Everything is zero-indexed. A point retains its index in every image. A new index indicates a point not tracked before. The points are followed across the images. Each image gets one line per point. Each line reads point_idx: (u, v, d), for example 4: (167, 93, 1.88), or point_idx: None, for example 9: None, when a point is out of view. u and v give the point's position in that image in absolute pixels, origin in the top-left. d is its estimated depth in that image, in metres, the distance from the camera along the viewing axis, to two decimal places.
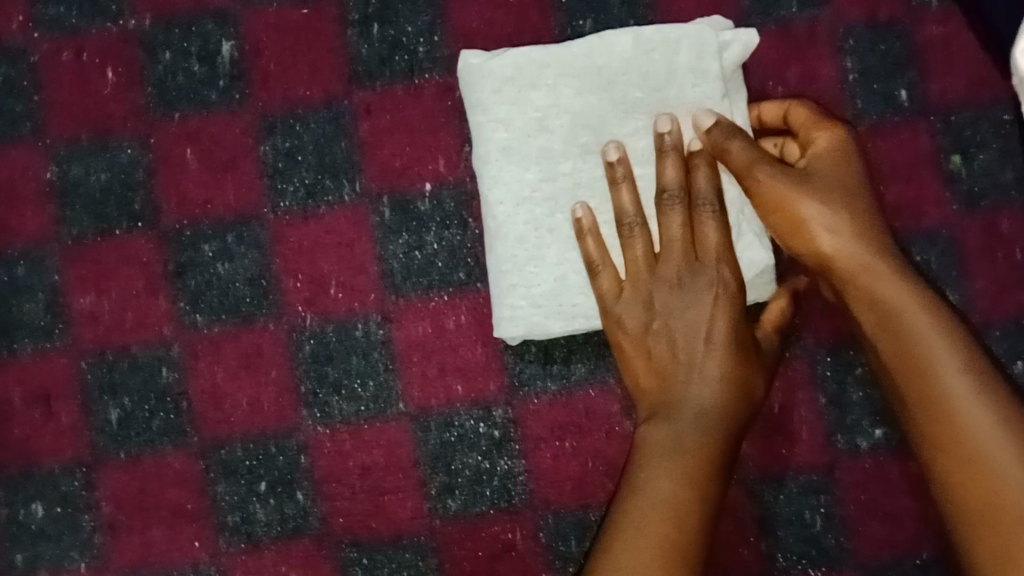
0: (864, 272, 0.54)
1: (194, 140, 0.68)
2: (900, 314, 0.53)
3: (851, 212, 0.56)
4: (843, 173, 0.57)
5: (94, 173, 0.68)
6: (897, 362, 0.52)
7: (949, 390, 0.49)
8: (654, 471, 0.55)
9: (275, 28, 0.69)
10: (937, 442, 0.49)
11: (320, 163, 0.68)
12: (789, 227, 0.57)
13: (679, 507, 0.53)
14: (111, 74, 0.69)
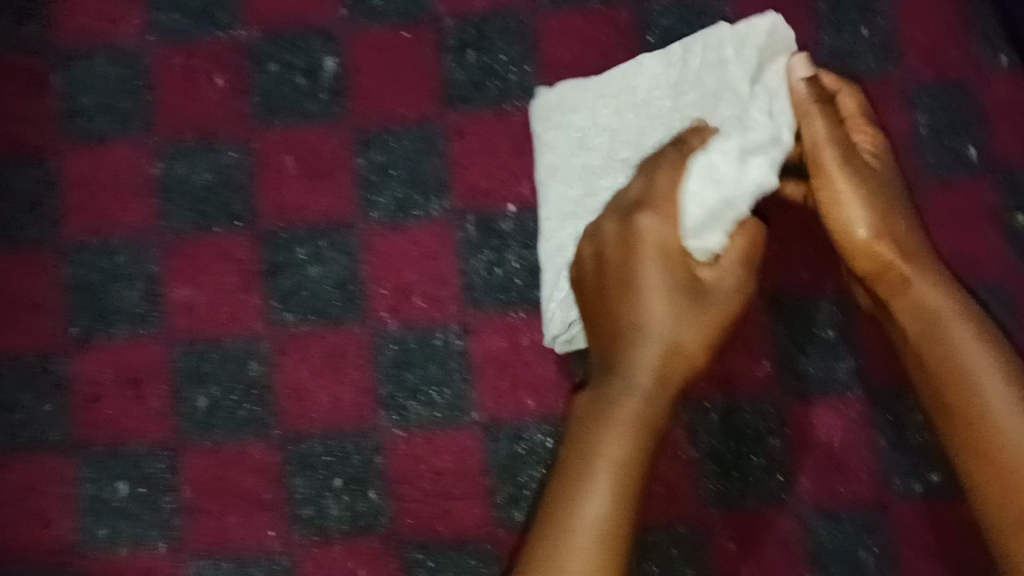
0: (905, 278, 0.58)
1: (293, 148, 0.72)
2: (943, 324, 0.56)
3: (897, 218, 0.59)
4: (891, 180, 0.60)
5: (197, 171, 0.71)
6: (937, 367, 0.56)
7: (991, 401, 0.53)
8: (595, 434, 0.53)
9: (376, 49, 0.73)
10: (980, 451, 0.53)
11: (409, 179, 0.71)
12: (836, 223, 0.60)
13: (617, 464, 0.52)
14: (220, 80, 0.73)
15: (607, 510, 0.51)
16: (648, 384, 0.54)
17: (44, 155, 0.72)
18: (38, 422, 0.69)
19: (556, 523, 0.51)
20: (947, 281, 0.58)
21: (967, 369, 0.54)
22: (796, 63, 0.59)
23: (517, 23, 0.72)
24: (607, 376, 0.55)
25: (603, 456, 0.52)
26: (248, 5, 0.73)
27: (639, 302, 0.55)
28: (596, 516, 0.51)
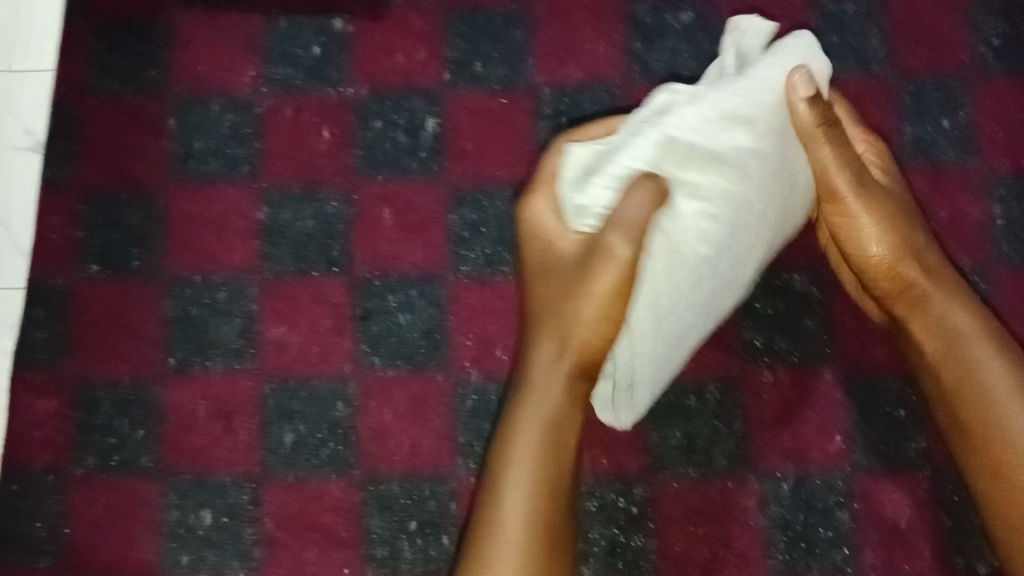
0: (921, 295, 0.63)
1: (392, 202, 0.75)
2: (965, 342, 0.62)
3: (909, 234, 0.63)
4: (901, 197, 0.65)
5: (300, 218, 0.75)
6: (954, 383, 0.62)
7: (1003, 418, 0.59)
8: (510, 459, 0.57)
9: (475, 112, 0.77)
10: (991, 465, 0.60)
11: (498, 237, 0.75)
12: (850, 240, 0.64)
13: (531, 457, 0.57)
14: (327, 134, 0.77)
15: (523, 512, 0.56)
16: (560, 386, 0.58)
17: (154, 194, 0.76)
18: (129, 447, 0.72)
19: (484, 544, 0.56)
20: (964, 298, 0.63)
21: (987, 386, 0.60)
22: (799, 80, 0.56)
23: (610, 96, 0.77)
24: (531, 351, 0.59)
25: (519, 449, 0.57)
26: (357, 65, 0.78)
27: (546, 274, 0.59)
28: (513, 519, 0.56)
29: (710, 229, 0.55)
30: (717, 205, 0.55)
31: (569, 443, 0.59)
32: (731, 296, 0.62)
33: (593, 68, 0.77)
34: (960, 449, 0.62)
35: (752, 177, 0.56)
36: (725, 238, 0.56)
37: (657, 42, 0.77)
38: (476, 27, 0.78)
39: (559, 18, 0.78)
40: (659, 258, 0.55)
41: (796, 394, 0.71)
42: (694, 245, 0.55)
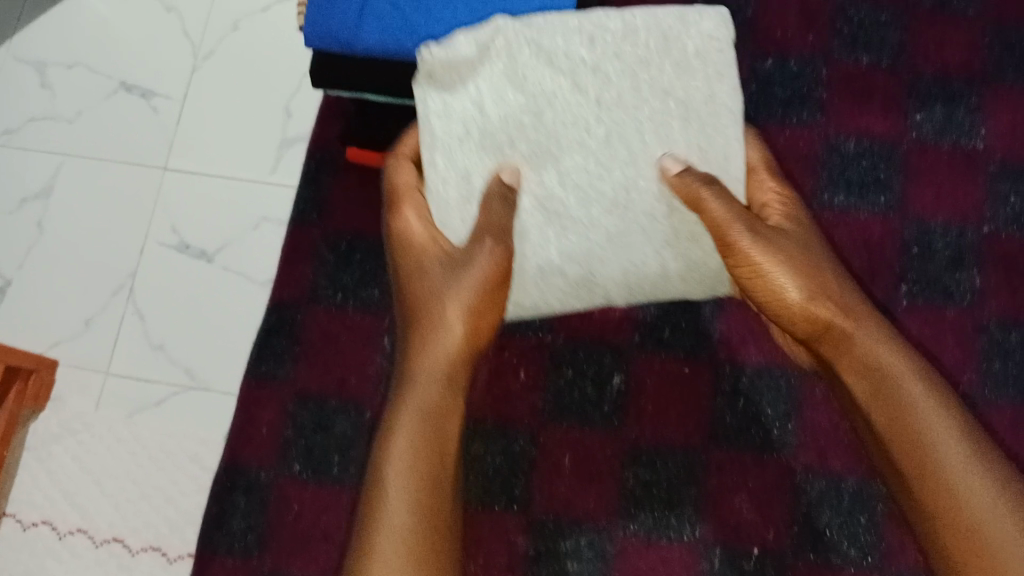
0: (846, 338, 0.62)
1: (574, 449, 0.82)
2: (893, 380, 0.59)
3: (819, 272, 0.64)
4: (804, 233, 0.67)
5: (490, 453, 0.83)
6: (889, 433, 0.58)
7: (953, 475, 0.55)
8: (393, 455, 0.59)
9: (661, 377, 0.84)
10: (950, 533, 0.54)
11: (668, 502, 0.81)
12: (766, 291, 0.64)
13: (411, 445, 0.59)
14: (523, 374, 0.84)
15: (405, 529, 0.56)
16: (437, 388, 0.62)
17: (361, 406, 0.84)
18: None
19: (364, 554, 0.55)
20: (886, 334, 0.61)
21: (925, 429, 0.56)
22: (669, 162, 0.63)
23: (788, 384, 0.83)
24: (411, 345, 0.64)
25: (400, 439, 0.59)
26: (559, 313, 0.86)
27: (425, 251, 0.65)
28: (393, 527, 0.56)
29: (528, 127, 0.63)
30: (539, 110, 0.63)
31: (447, 446, 0.61)
32: (580, 240, 0.64)
33: (772, 354, 0.83)
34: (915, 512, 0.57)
35: (584, 100, 0.63)
36: (547, 150, 0.64)
37: None
38: None
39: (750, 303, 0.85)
40: (490, 157, 0.63)
41: None
42: (519, 147, 0.63)
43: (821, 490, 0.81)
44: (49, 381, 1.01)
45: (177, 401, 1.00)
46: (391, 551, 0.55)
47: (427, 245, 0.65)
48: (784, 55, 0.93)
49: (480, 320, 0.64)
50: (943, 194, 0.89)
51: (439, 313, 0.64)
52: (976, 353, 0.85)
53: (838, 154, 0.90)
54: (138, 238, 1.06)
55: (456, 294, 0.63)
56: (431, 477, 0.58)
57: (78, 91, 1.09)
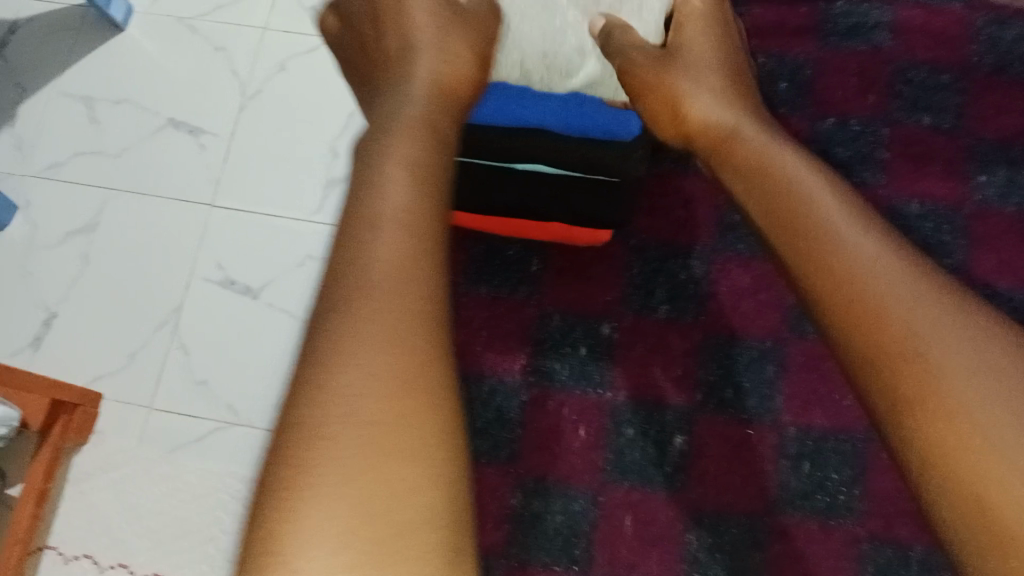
0: (726, 137, 0.52)
1: (634, 510, 0.82)
2: (777, 168, 0.48)
3: (716, 77, 0.56)
4: (714, 34, 0.59)
5: (551, 512, 0.83)
6: (774, 223, 0.46)
7: (853, 256, 0.42)
8: (359, 165, 0.42)
9: (723, 438, 0.83)
10: (853, 321, 0.40)
11: (731, 565, 0.81)
12: (664, 108, 0.56)
13: (408, 153, 0.42)
14: (583, 433, 0.84)
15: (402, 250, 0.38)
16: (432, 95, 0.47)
17: None
18: None
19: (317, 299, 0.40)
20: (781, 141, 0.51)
21: (812, 211, 0.45)
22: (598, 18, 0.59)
23: (852, 448, 0.82)
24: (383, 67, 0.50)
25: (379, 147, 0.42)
26: (620, 371, 0.86)
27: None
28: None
29: None
30: None
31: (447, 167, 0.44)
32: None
33: (838, 417, 0.83)
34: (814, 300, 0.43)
35: None
36: None
37: None
38: (730, 354, 0.85)
39: (812, 365, 0.85)
40: None
41: None
42: None
43: (886, 557, 0.80)
44: (93, 415, 1.03)
45: (218, 438, 1.01)
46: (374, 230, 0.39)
47: None
48: (844, 115, 0.95)
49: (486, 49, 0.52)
50: (1007, 259, 0.90)
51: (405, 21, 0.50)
52: None
53: (900, 215, 0.92)
54: (183, 273, 1.08)
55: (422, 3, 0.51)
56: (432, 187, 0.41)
57: (126, 128, 1.12)
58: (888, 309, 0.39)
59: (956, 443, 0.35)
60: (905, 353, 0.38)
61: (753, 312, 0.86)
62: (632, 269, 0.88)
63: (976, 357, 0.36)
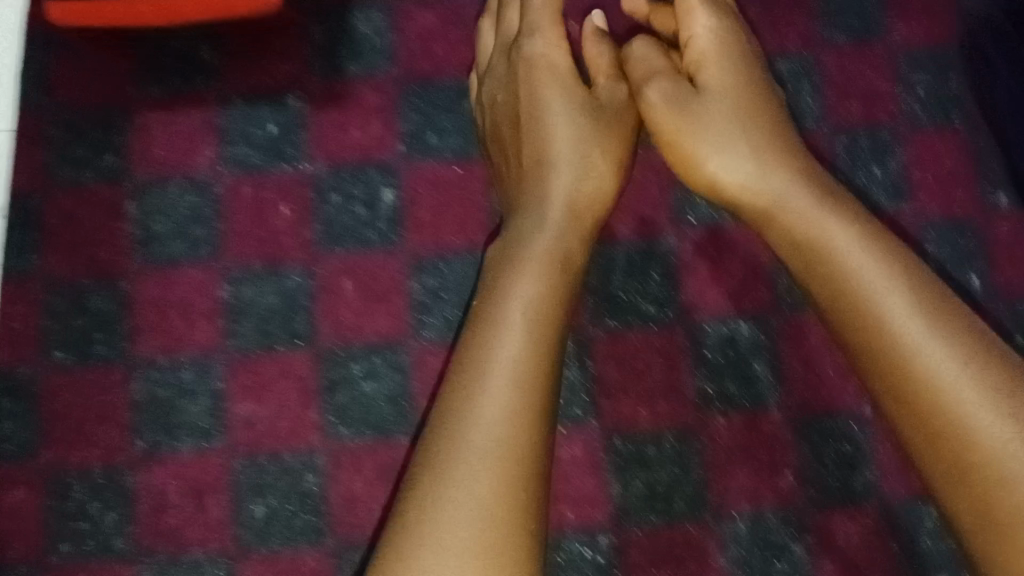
0: (808, 225, 0.64)
1: (353, 273, 0.78)
2: (856, 281, 0.61)
3: (757, 152, 0.69)
4: (767, 107, 0.72)
5: (263, 294, 0.77)
6: (855, 336, 0.60)
7: (938, 382, 0.56)
8: (511, 315, 0.62)
9: (431, 182, 0.80)
10: (923, 430, 0.56)
11: (461, 302, 0.77)
12: (688, 163, 0.72)
13: (535, 320, 0.62)
14: (286, 210, 0.79)
15: (509, 407, 0.58)
16: (551, 237, 0.67)
17: (119, 279, 0.78)
18: (104, 532, 0.74)
19: (452, 429, 0.58)
20: (886, 254, 0.61)
21: (865, 296, 0.60)
22: None
23: None
24: (514, 203, 0.71)
25: (513, 304, 0.62)
26: (314, 140, 0.81)
27: (502, 97, 0.76)
28: (494, 413, 0.58)
29: None
30: None
31: (559, 322, 0.63)
32: None
33: None
34: (895, 419, 0.58)
35: None
36: None
37: None
38: (428, 98, 0.82)
39: None
40: None
41: (750, 440, 0.75)
42: None
43: (611, 257, 0.78)
44: None
45: None
46: (501, 400, 0.58)
47: (511, 88, 0.76)
48: None
49: (623, 154, 0.74)
50: None
51: (533, 161, 0.72)
52: None
53: None
54: None
55: (553, 126, 0.73)
56: (548, 325, 0.62)
57: None
58: (979, 445, 0.54)
59: (1002, 501, 0.53)
60: (957, 422, 0.55)
61: (443, 52, 0.82)
62: (310, 33, 0.83)
63: (1004, 430, 0.54)
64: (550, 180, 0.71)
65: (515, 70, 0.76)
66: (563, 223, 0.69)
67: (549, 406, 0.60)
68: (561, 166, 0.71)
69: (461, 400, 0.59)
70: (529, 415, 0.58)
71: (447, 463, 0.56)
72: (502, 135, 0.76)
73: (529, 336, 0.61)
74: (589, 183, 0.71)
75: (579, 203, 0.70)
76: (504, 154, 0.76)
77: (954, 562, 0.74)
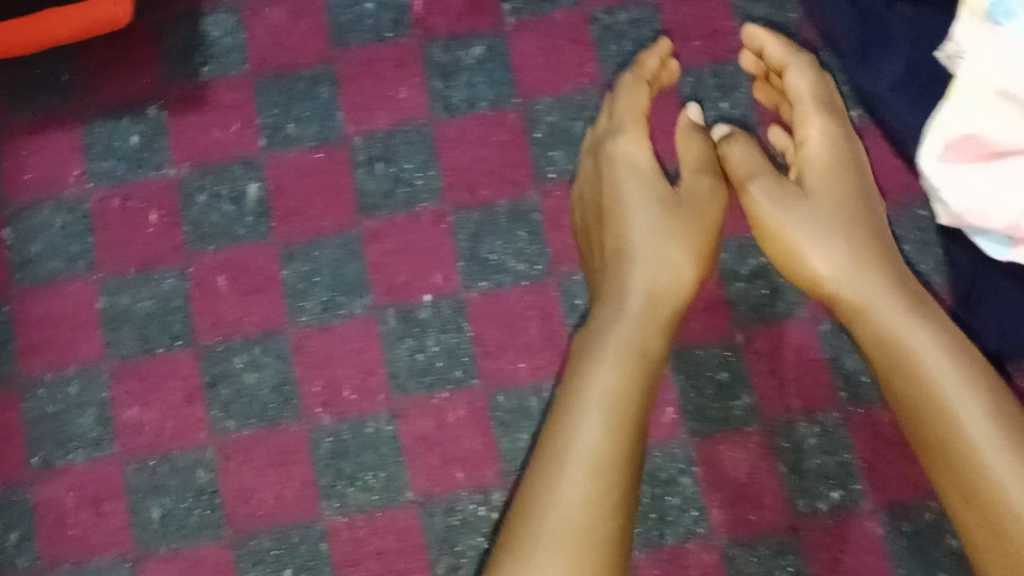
0: (873, 312, 0.63)
1: (225, 269, 0.79)
2: (918, 362, 0.59)
3: (853, 249, 0.67)
4: (870, 217, 0.69)
5: (139, 300, 0.79)
6: (907, 417, 0.59)
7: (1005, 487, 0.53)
8: (588, 411, 0.59)
9: (294, 171, 0.81)
10: (993, 532, 0.53)
11: (334, 283, 0.78)
12: (788, 256, 0.69)
13: (606, 410, 0.59)
14: (155, 216, 0.81)
15: (583, 511, 0.55)
16: (627, 325, 0.64)
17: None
18: (7, 550, 0.75)
19: (530, 525, 0.55)
20: (954, 349, 0.59)
21: (931, 384, 0.58)
22: None
23: (420, 134, 0.82)
24: (598, 291, 0.68)
25: (592, 392, 0.60)
26: (177, 145, 0.82)
27: (592, 188, 0.75)
28: (570, 505, 0.55)
29: None
30: None
31: (645, 413, 0.61)
32: None
33: (398, 111, 0.82)
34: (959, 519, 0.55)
35: None
36: None
37: (454, 78, 0.83)
38: (284, 89, 0.83)
39: (361, 71, 0.83)
40: None
41: None
42: None
43: (478, 222, 0.80)
44: None
45: None
46: (577, 492, 0.56)
47: (599, 183, 0.74)
48: None
49: (705, 244, 0.71)
50: None
51: (619, 249, 0.69)
52: (590, 45, 0.83)
53: None
54: None
55: (639, 218, 0.70)
56: (628, 422, 0.59)
57: None
58: None
59: None
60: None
61: (294, 43, 0.84)
62: (163, 42, 0.84)
63: None
64: (629, 270, 0.67)
65: (608, 166, 0.74)
66: (646, 313, 0.65)
67: (626, 517, 0.56)
68: (647, 249, 0.69)
69: (541, 487, 0.57)
70: (604, 510, 0.55)
71: (518, 559, 0.54)
72: (589, 229, 0.74)
73: (605, 421, 0.58)
74: (667, 274, 0.68)
75: (658, 291, 0.67)
76: (592, 249, 0.73)
77: (843, 475, 0.74)
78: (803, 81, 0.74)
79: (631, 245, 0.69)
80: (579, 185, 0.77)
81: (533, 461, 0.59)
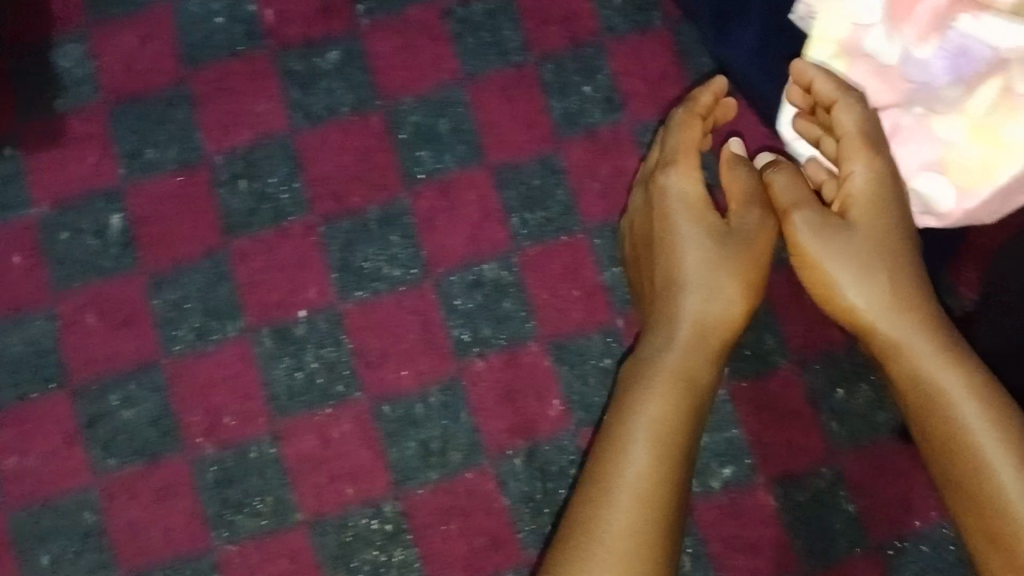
0: (913, 348, 0.59)
1: (94, 306, 0.77)
2: (951, 398, 0.56)
3: (897, 288, 0.61)
4: (910, 275, 0.62)
5: (9, 346, 0.77)
6: (938, 454, 0.57)
7: None
8: (639, 445, 0.56)
9: (155, 198, 0.79)
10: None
11: (206, 309, 0.77)
12: (827, 293, 0.64)
13: (659, 450, 0.56)
14: (17, 258, 0.79)
15: (627, 545, 0.53)
16: (676, 356, 0.60)
17: None
18: None
19: (569, 554, 0.54)
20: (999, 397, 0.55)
21: (962, 423, 0.55)
22: None
23: (281, 147, 0.80)
24: (646, 324, 0.64)
25: (642, 431, 0.57)
26: (35, 183, 0.80)
27: (642, 218, 0.70)
28: (610, 534, 0.53)
29: None
30: None
31: (689, 454, 0.58)
32: None
33: (257, 126, 0.80)
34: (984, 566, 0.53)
35: None
36: None
37: (312, 86, 0.81)
38: (139, 115, 0.81)
39: (216, 89, 0.81)
40: None
41: (512, 376, 0.75)
42: None
43: (347, 231, 0.78)
44: None
45: None
46: (621, 520, 0.54)
47: (647, 215, 0.69)
48: None
49: (758, 276, 0.66)
50: None
51: (665, 275, 0.65)
52: (448, 40, 0.81)
53: None
54: None
55: (687, 245, 0.65)
56: (676, 464, 0.56)
57: None
58: None
59: None
60: None
61: (146, 66, 0.81)
62: (11, 77, 0.81)
63: None
64: (680, 300, 0.63)
65: (658, 199, 0.68)
66: (697, 350, 0.61)
67: (669, 557, 0.54)
68: (700, 275, 0.64)
69: (584, 517, 0.54)
70: (649, 546, 0.53)
71: None
72: (640, 255, 0.70)
73: (653, 454, 0.56)
74: (718, 306, 0.63)
75: (708, 326, 0.62)
76: (645, 279, 0.69)
77: (733, 450, 0.74)
78: (848, 118, 0.63)
79: (678, 267, 0.65)
80: (631, 213, 0.72)
81: (575, 494, 0.57)
